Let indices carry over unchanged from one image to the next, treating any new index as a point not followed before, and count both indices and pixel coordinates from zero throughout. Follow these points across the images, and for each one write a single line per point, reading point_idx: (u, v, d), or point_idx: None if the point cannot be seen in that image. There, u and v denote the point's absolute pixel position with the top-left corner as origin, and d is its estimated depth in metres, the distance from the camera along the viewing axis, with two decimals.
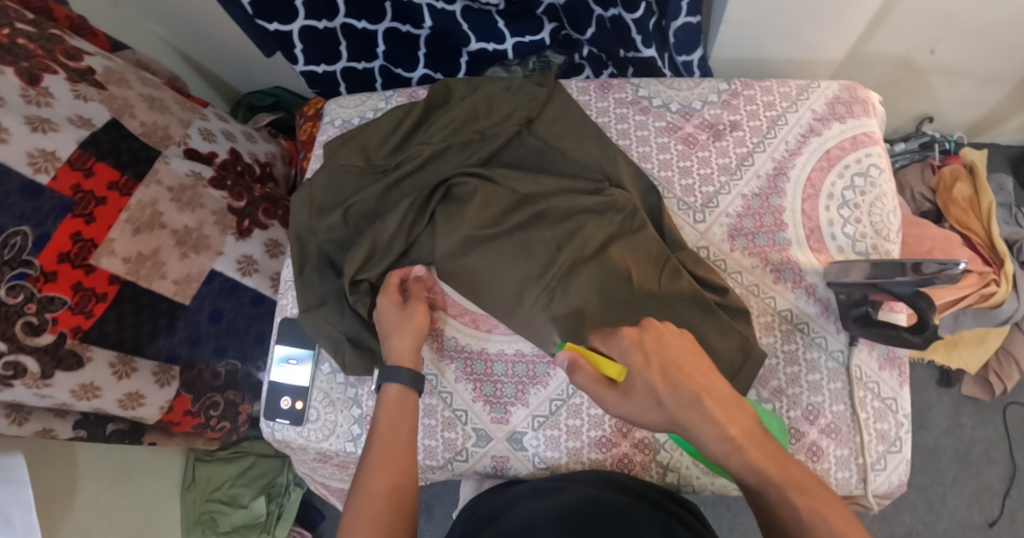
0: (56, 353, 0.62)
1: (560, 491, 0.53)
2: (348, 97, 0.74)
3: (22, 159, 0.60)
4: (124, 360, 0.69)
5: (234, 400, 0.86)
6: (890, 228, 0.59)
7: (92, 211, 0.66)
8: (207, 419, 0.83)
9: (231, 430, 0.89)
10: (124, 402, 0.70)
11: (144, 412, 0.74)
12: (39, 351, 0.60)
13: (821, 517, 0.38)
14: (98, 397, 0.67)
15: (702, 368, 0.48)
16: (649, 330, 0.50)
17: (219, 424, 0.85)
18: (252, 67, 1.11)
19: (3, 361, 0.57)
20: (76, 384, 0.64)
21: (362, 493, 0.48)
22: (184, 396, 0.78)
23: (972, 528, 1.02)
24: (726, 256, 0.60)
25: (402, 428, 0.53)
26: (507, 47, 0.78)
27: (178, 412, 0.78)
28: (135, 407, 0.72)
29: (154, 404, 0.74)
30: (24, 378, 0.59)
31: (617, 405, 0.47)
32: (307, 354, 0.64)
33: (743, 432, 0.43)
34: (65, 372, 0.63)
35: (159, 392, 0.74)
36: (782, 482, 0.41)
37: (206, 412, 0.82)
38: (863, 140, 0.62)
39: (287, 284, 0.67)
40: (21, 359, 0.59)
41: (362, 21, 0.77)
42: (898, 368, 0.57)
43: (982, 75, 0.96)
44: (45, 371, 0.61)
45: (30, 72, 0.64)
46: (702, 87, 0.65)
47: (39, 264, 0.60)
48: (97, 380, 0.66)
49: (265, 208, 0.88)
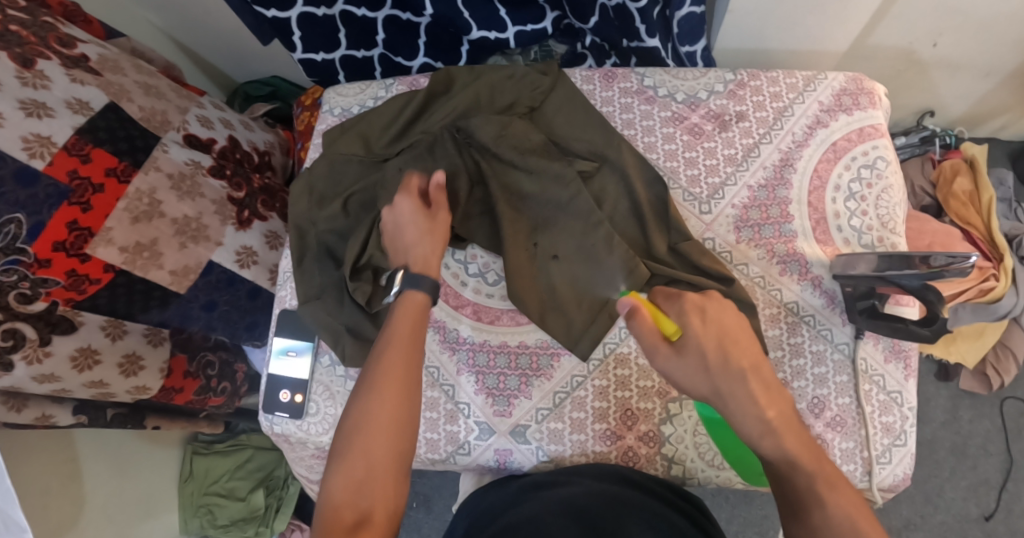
0: (51, 318, 0.62)
1: (566, 483, 0.52)
2: (347, 85, 0.72)
3: (16, 144, 0.59)
4: (114, 323, 0.69)
5: (228, 360, 0.89)
6: (897, 221, 0.59)
7: (89, 199, 0.64)
8: (208, 379, 0.85)
9: (234, 396, 0.91)
10: (124, 366, 0.70)
11: (146, 380, 0.74)
12: (34, 317, 0.60)
13: (845, 509, 0.41)
14: (97, 362, 0.67)
15: (754, 348, 0.48)
16: (710, 304, 0.49)
17: (219, 385, 0.87)
18: (249, 55, 1.10)
19: (2, 329, 0.57)
20: (75, 349, 0.64)
21: (365, 399, 0.46)
22: (179, 357, 0.80)
23: (968, 520, 1.03)
24: (732, 248, 0.59)
25: (416, 340, 0.50)
26: (509, 36, 0.77)
27: (178, 376, 0.79)
28: (136, 373, 0.72)
29: (153, 367, 0.74)
30: (24, 347, 0.59)
31: (668, 364, 0.47)
32: (306, 347, 0.63)
33: (780, 417, 0.45)
34: (63, 336, 0.63)
35: (153, 351, 0.74)
36: (809, 469, 0.43)
37: (203, 372, 0.84)
38: (869, 133, 0.61)
39: (285, 275, 0.66)
40: (18, 327, 0.58)
41: (361, 8, 0.76)
42: (904, 360, 0.56)
43: (984, 69, 0.96)
44: (42, 337, 0.61)
45: (24, 56, 0.62)
46: (708, 77, 0.64)
47: (32, 252, 0.60)
48: (94, 343, 0.66)
49: (264, 200, 0.87)
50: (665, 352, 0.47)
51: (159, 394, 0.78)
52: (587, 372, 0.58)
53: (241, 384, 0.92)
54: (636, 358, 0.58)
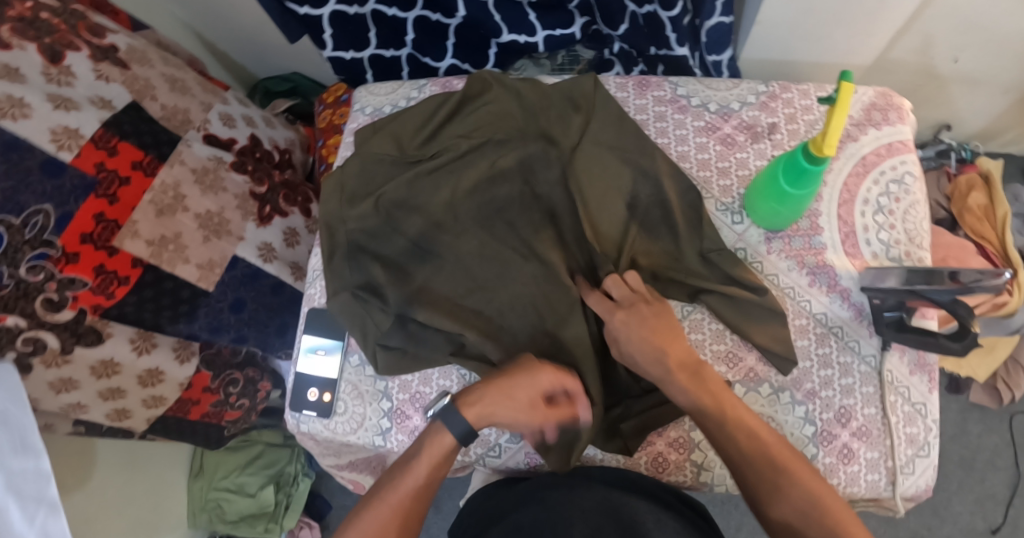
0: (77, 329, 0.61)
1: (581, 490, 0.51)
2: (378, 85, 0.73)
3: (45, 135, 0.60)
4: (143, 335, 0.69)
5: (253, 378, 0.85)
6: (923, 236, 0.60)
7: (115, 191, 0.65)
8: (228, 396, 0.82)
9: (252, 410, 0.88)
10: (144, 379, 0.70)
11: (165, 392, 0.73)
12: (60, 326, 0.60)
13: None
14: (118, 373, 0.67)
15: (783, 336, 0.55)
16: (653, 306, 0.56)
17: (239, 402, 0.84)
18: (270, 51, 1.10)
19: (23, 338, 0.58)
20: (96, 360, 0.64)
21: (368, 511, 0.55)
22: (203, 373, 0.77)
23: (975, 534, 1.03)
24: (763, 258, 0.60)
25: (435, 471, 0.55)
26: (538, 40, 0.78)
27: (198, 389, 0.77)
28: (155, 385, 0.71)
29: (174, 381, 0.73)
30: (45, 354, 0.59)
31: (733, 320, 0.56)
32: (335, 346, 0.64)
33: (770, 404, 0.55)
34: (85, 347, 0.63)
35: (178, 368, 0.73)
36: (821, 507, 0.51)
37: (225, 389, 0.81)
38: (898, 148, 0.62)
39: (315, 274, 0.67)
40: (41, 336, 0.59)
41: (392, 8, 0.76)
42: (928, 374, 0.57)
43: (1003, 85, 0.96)
44: (65, 346, 0.61)
45: (53, 49, 0.64)
46: (740, 88, 0.65)
47: (60, 245, 0.59)
48: (116, 356, 0.66)
49: (284, 194, 0.87)
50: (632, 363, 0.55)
51: (175, 405, 0.76)
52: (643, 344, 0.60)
53: (261, 400, 0.88)
54: None
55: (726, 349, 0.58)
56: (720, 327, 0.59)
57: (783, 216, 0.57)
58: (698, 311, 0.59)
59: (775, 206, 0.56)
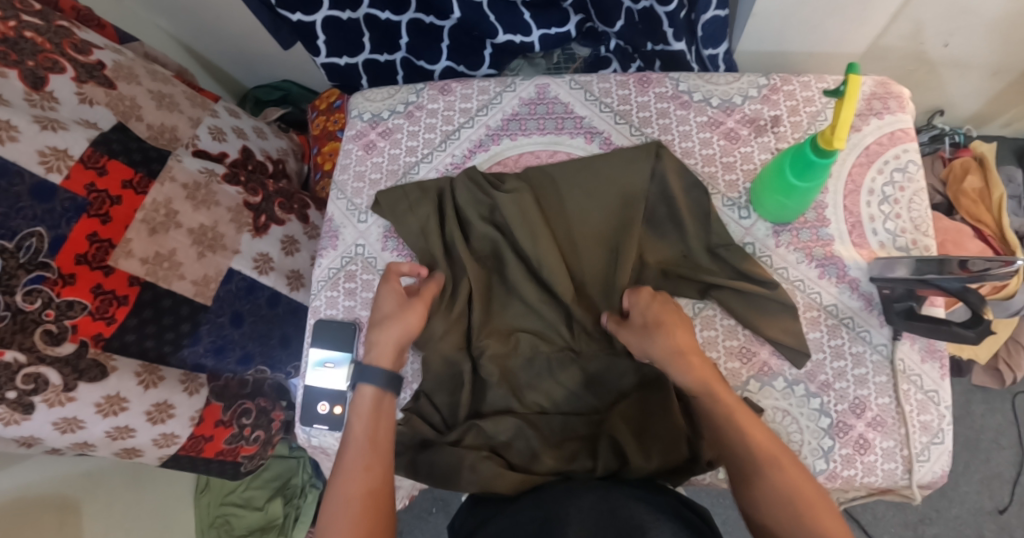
0: (77, 364, 0.59)
1: (580, 494, 0.47)
2: (375, 90, 0.72)
3: (33, 158, 0.58)
4: (148, 368, 0.67)
5: (265, 408, 0.86)
6: (929, 223, 0.60)
7: (107, 211, 0.64)
8: (241, 428, 0.81)
9: (267, 444, 0.88)
10: (153, 414, 0.67)
11: (174, 429, 0.70)
12: (60, 361, 0.58)
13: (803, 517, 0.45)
14: (125, 410, 0.64)
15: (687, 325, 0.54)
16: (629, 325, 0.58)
17: (253, 433, 0.84)
18: (259, 60, 1.08)
19: (23, 373, 0.55)
20: (101, 395, 0.61)
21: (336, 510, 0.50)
22: (214, 405, 0.76)
23: (982, 513, 1.04)
24: (771, 251, 0.60)
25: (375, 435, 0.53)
26: (534, 39, 0.77)
27: (210, 423, 0.76)
28: (164, 420, 0.69)
29: (183, 415, 0.71)
30: (47, 391, 0.57)
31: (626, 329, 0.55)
32: (344, 358, 0.63)
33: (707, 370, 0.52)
34: (89, 383, 0.60)
35: (188, 401, 0.71)
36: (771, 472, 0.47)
37: (238, 421, 0.81)
38: (899, 137, 0.62)
39: (319, 284, 0.66)
40: (42, 371, 0.56)
41: (385, 12, 0.75)
42: (939, 361, 0.57)
43: (994, 68, 0.97)
44: (67, 383, 0.58)
45: (35, 74, 0.62)
46: (742, 82, 0.65)
47: (56, 267, 0.59)
48: (123, 390, 0.63)
49: (281, 202, 0.85)
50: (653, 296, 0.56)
51: (188, 443, 0.74)
52: None
53: (276, 431, 0.89)
54: None
55: (739, 346, 0.58)
56: (733, 323, 0.59)
57: (792, 209, 0.57)
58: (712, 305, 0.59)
59: (783, 200, 0.56)
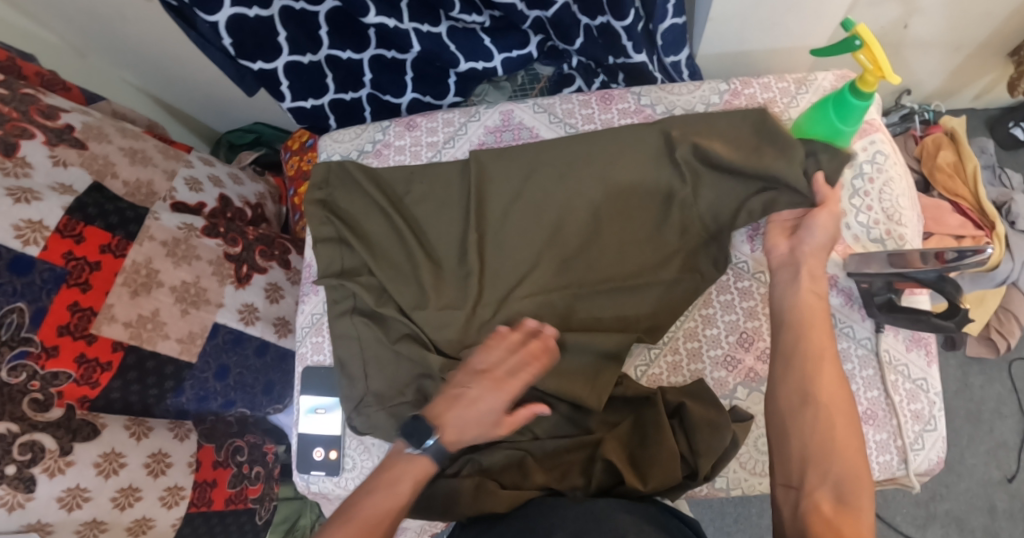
0: (70, 425, 0.61)
1: (565, 506, 0.47)
2: (342, 131, 0.74)
3: (9, 232, 0.58)
4: (135, 422, 0.68)
5: (256, 443, 0.86)
6: (902, 212, 0.60)
7: (87, 278, 0.63)
8: (240, 466, 0.81)
9: (270, 479, 0.87)
10: (153, 465, 0.67)
11: (178, 479, 0.70)
12: (53, 425, 0.59)
13: (828, 415, 0.43)
14: (123, 467, 0.64)
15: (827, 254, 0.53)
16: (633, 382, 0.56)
17: (253, 469, 0.84)
18: (228, 104, 1.09)
19: (19, 443, 0.56)
20: (99, 455, 0.62)
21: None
22: (207, 446, 0.77)
23: (992, 484, 1.05)
24: (747, 259, 0.62)
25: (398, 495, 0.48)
26: (496, 64, 0.78)
27: (208, 467, 0.76)
28: (165, 471, 0.69)
29: (181, 462, 0.71)
30: (46, 456, 0.57)
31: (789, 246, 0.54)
32: (334, 403, 0.66)
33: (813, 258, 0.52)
34: (83, 442, 0.61)
35: (180, 445, 0.72)
36: (822, 377, 0.45)
37: (234, 459, 0.81)
38: (867, 129, 0.62)
39: (303, 332, 0.68)
40: (36, 438, 0.57)
41: (346, 51, 0.76)
42: (925, 348, 0.58)
43: (953, 45, 0.98)
44: (63, 445, 0.59)
45: (5, 141, 0.62)
46: (703, 90, 0.67)
47: (39, 340, 0.59)
48: (118, 444, 0.64)
49: (261, 250, 0.85)
50: (780, 254, 0.55)
51: (195, 493, 0.72)
52: (649, 364, 0.61)
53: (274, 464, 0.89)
54: (668, 377, 0.61)
55: (723, 355, 0.60)
56: (715, 333, 0.61)
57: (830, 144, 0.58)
58: (705, 306, 0.61)
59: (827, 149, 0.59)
